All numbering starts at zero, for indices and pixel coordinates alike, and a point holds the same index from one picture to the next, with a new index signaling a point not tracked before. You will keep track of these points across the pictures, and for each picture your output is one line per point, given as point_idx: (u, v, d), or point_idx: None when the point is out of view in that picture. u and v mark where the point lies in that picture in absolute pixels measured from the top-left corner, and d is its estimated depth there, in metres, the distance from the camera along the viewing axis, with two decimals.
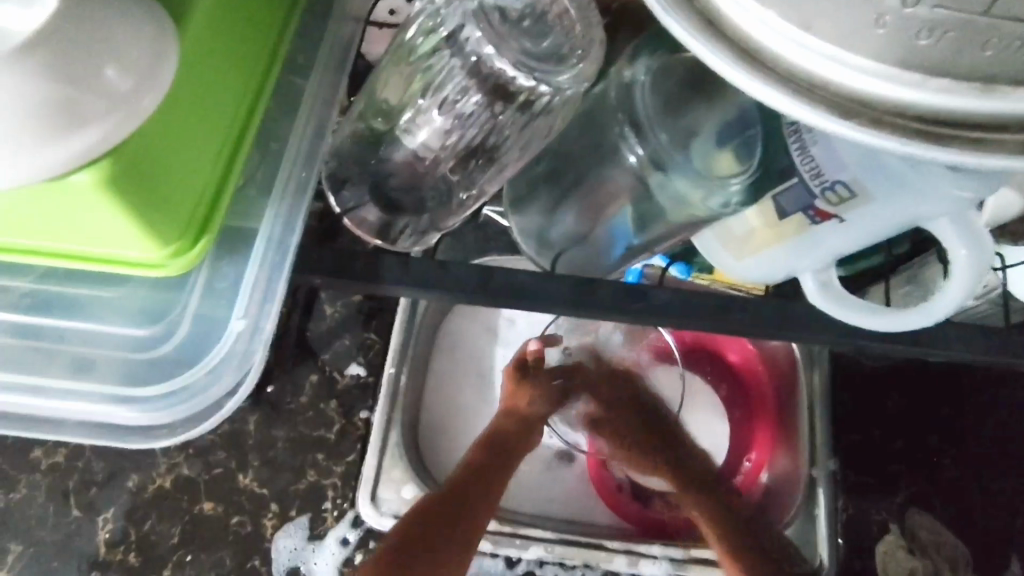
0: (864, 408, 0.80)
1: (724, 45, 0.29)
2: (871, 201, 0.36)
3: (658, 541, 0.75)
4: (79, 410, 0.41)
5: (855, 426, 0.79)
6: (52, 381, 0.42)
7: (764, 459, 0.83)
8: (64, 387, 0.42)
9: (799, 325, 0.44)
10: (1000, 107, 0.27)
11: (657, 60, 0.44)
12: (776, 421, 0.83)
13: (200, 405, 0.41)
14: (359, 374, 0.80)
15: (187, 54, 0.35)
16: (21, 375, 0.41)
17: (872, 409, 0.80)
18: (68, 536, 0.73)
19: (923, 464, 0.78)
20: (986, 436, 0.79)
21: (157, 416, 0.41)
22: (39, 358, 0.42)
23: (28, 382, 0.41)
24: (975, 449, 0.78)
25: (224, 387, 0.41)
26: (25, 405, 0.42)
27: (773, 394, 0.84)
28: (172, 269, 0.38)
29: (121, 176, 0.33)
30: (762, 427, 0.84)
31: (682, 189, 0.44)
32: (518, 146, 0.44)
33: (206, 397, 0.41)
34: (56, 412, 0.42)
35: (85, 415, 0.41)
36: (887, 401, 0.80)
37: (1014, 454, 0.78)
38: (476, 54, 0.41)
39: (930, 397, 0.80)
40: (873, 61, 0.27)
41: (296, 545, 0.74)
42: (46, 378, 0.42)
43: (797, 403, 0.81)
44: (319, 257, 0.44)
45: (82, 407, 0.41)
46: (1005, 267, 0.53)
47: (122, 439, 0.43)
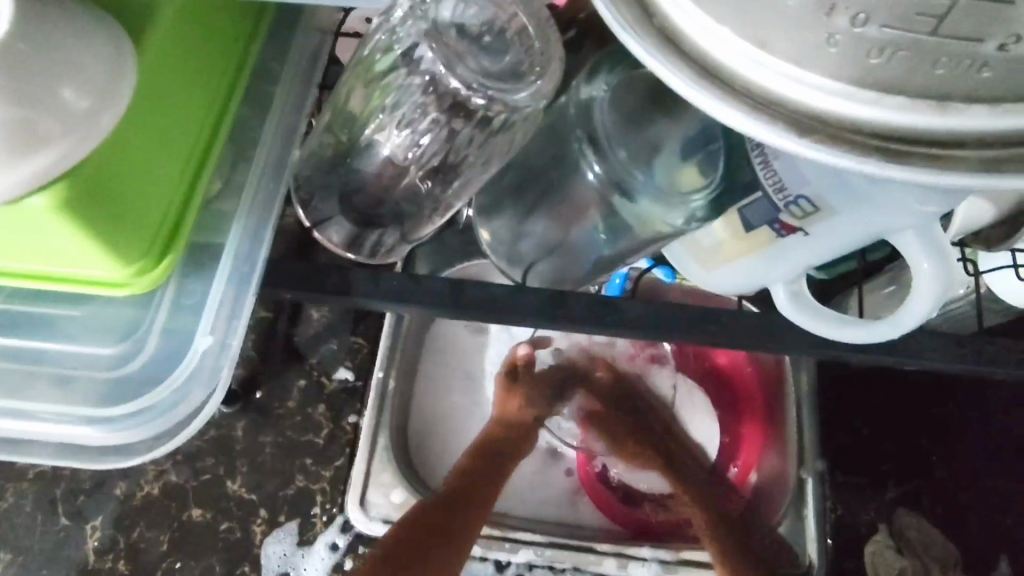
0: (852, 408, 0.81)
1: (683, 61, 0.29)
2: (834, 215, 0.36)
3: (647, 542, 0.75)
4: (55, 432, 0.41)
5: (842, 425, 0.80)
6: (27, 402, 0.42)
7: (753, 459, 0.81)
8: (33, 408, 0.42)
9: (774, 334, 0.43)
10: (957, 124, 0.26)
11: (618, 76, 0.42)
12: (766, 423, 0.82)
13: (167, 424, 0.41)
14: (347, 378, 0.82)
15: (144, 71, 0.35)
16: None
17: (858, 409, 0.81)
18: (56, 545, 0.74)
19: (911, 464, 0.78)
20: (973, 435, 0.80)
21: (130, 434, 0.41)
22: (13, 377, 0.42)
23: (5, 404, 0.42)
24: (960, 450, 0.79)
25: (192, 405, 0.41)
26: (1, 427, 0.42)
27: (761, 393, 0.83)
28: (137, 287, 0.38)
29: (79, 197, 0.33)
30: (751, 426, 0.83)
31: (645, 209, 0.44)
32: (481, 161, 0.42)
33: (172, 416, 0.41)
34: (33, 434, 0.42)
35: (60, 437, 0.41)
36: (873, 403, 0.81)
37: (1001, 452, 0.79)
38: (432, 74, 0.38)
39: (917, 399, 0.81)
40: (828, 79, 0.27)
41: (285, 551, 0.75)
42: (21, 399, 0.42)
43: (786, 401, 0.80)
44: (288, 272, 0.43)
45: (58, 429, 0.41)
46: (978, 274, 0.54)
47: (97, 459, 0.43)
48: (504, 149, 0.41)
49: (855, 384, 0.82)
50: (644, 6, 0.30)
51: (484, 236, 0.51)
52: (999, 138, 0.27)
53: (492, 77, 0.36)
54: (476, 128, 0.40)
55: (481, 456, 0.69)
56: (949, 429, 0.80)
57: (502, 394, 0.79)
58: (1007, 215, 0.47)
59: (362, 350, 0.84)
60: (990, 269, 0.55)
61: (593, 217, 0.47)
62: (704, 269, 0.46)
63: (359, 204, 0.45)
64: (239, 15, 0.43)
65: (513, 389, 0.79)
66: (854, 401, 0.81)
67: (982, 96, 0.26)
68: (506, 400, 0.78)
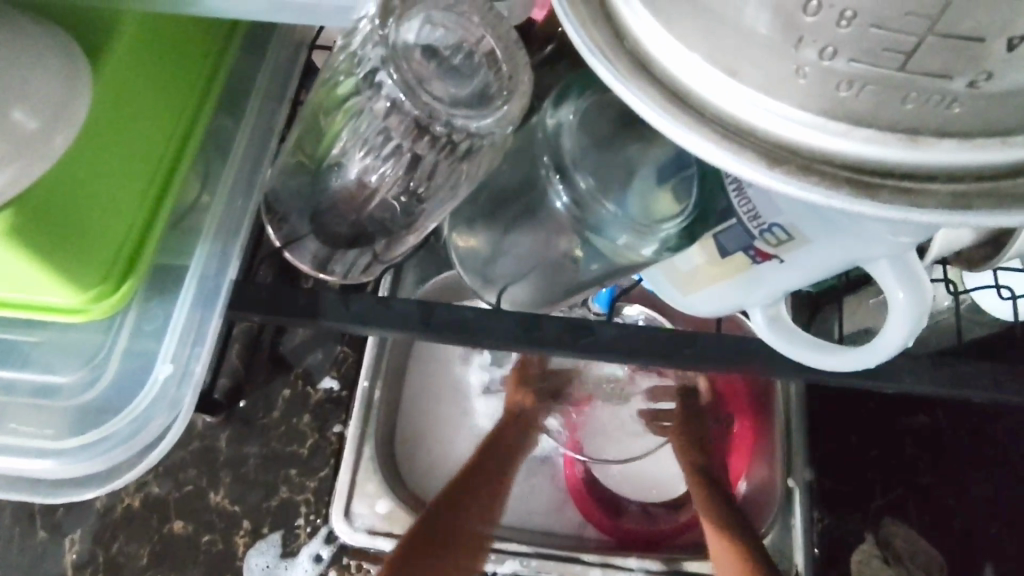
0: (842, 418, 0.81)
1: (653, 88, 0.28)
2: (809, 244, 0.35)
3: (634, 551, 0.75)
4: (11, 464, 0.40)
5: (830, 435, 0.80)
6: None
7: (741, 468, 0.81)
8: None
9: (752, 356, 0.43)
10: (926, 159, 0.26)
11: (587, 100, 0.43)
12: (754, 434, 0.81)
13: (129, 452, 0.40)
14: (333, 388, 0.81)
15: (101, 91, 0.34)
16: None
17: (847, 417, 0.80)
18: (36, 558, 0.74)
19: (895, 472, 0.78)
20: (963, 442, 0.79)
21: (92, 465, 0.40)
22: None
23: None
24: (948, 457, 0.78)
25: (154, 432, 0.40)
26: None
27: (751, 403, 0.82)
28: (95, 314, 0.37)
29: (29, 222, 0.32)
30: (740, 437, 0.83)
31: (619, 238, 0.42)
32: (449, 185, 0.40)
33: (133, 444, 0.40)
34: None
35: (16, 470, 0.40)
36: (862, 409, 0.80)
37: (995, 457, 0.78)
38: (392, 100, 0.36)
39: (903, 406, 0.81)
40: (798, 111, 0.26)
41: (268, 563, 0.74)
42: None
43: (774, 406, 0.81)
44: (253, 291, 0.42)
45: (19, 460, 0.40)
46: (960, 290, 0.54)
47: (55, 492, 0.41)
48: (472, 172, 0.40)
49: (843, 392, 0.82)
50: (615, 31, 0.29)
51: (462, 246, 0.49)
52: (965, 173, 0.26)
53: (461, 100, 0.35)
54: (441, 153, 0.38)
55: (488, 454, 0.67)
56: (940, 437, 0.79)
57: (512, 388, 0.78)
58: (989, 234, 0.47)
59: (349, 359, 0.83)
60: (974, 288, 0.55)
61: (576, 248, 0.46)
62: (681, 292, 0.45)
63: (331, 224, 0.43)
64: (209, 30, 0.42)
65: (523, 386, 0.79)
66: (843, 412, 0.81)
67: (950, 131, 0.25)
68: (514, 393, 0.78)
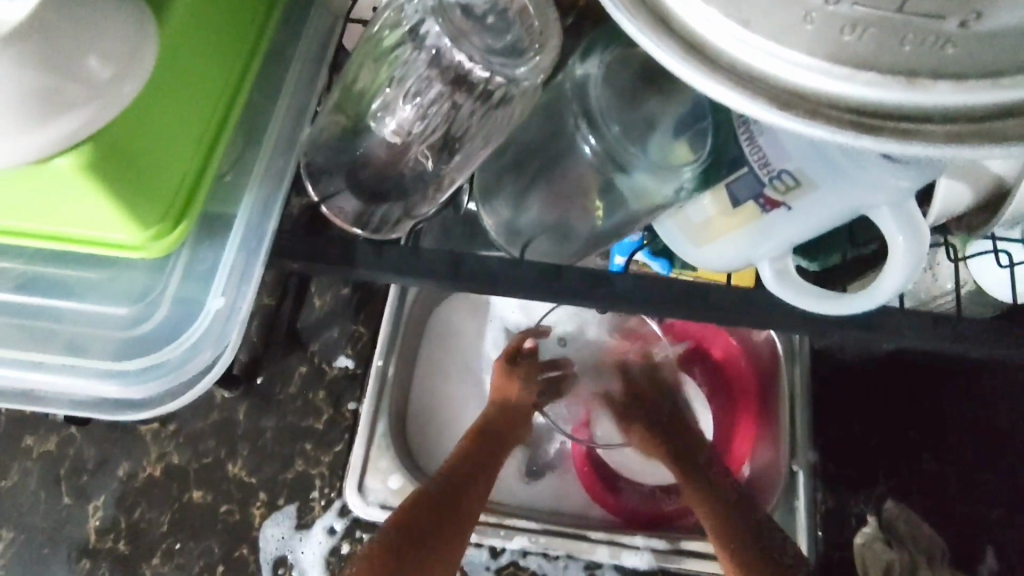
0: (844, 401, 0.87)
1: (672, 40, 0.31)
2: (815, 188, 0.39)
3: (641, 531, 0.82)
4: (69, 383, 0.44)
5: (836, 420, 0.86)
6: (46, 357, 0.43)
7: (745, 452, 0.86)
8: (51, 361, 0.43)
9: (759, 311, 0.46)
10: (924, 100, 0.28)
11: (613, 53, 0.46)
12: (760, 414, 0.87)
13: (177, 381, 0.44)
14: (348, 365, 0.91)
15: (166, 44, 0.37)
16: (11, 350, 0.43)
17: (849, 402, 0.86)
18: (59, 523, 0.84)
19: (897, 456, 0.84)
20: (963, 424, 0.84)
21: (146, 388, 0.43)
22: (31, 331, 0.44)
23: (19, 357, 0.43)
24: (954, 442, 0.83)
25: (201, 363, 0.43)
26: (16, 378, 0.44)
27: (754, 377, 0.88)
28: (154, 251, 0.40)
29: (104, 161, 0.35)
30: (745, 417, 0.88)
31: (643, 182, 0.46)
32: (481, 139, 0.46)
33: (184, 373, 0.43)
34: (48, 384, 0.44)
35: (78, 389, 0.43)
36: (860, 394, 0.86)
37: (997, 444, 0.82)
38: (437, 48, 0.43)
39: (904, 391, 0.86)
40: (805, 55, 0.29)
41: (283, 534, 0.84)
42: (40, 353, 0.43)
43: (778, 384, 0.85)
44: (293, 243, 0.45)
45: (79, 381, 0.43)
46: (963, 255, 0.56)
47: (110, 414, 0.45)
48: (503, 123, 0.45)
49: (844, 378, 0.87)
50: None
51: (491, 226, 0.53)
52: (959, 114, 0.29)
53: (493, 55, 0.41)
54: (477, 102, 0.44)
55: (476, 450, 0.68)
56: (939, 421, 0.84)
57: (501, 378, 0.78)
58: (984, 198, 0.50)
59: (362, 337, 0.93)
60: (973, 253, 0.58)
61: (596, 212, 0.50)
62: (693, 246, 0.47)
63: (365, 179, 0.48)
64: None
65: (512, 374, 0.79)
66: (846, 394, 0.87)
67: (946, 72, 0.28)
68: (505, 385, 0.78)
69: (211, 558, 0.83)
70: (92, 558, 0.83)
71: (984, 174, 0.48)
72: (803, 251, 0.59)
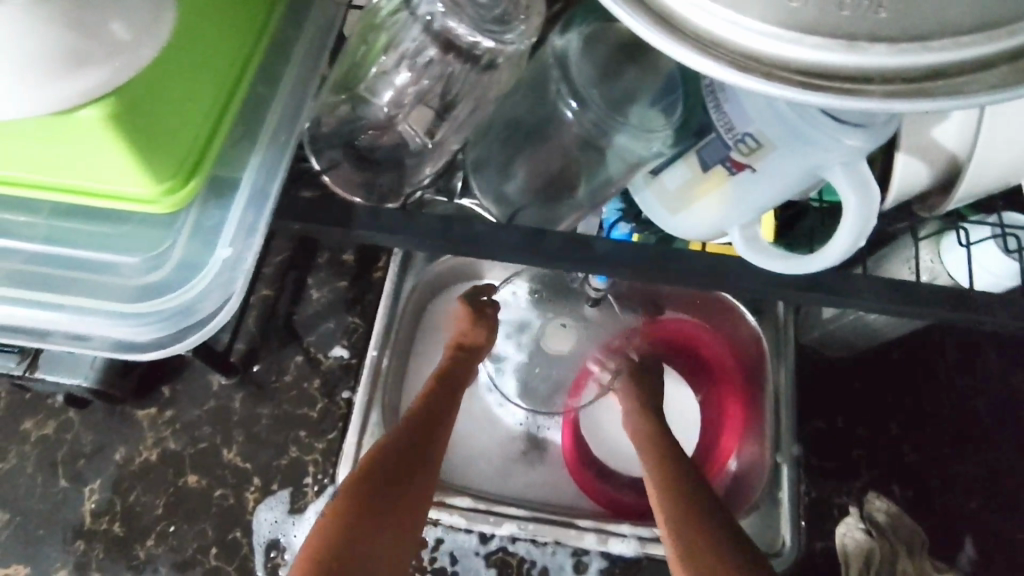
0: (827, 395, 0.93)
1: (644, 12, 0.35)
2: (775, 149, 0.44)
3: (628, 520, 0.85)
4: (88, 323, 0.48)
5: (821, 412, 0.92)
6: (71, 299, 0.48)
7: (732, 446, 0.89)
8: (77, 304, 0.48)
9: (729, 277, 0.49)
10: (862, 61, 0.32)
11: (590, 28, 0.51)
12: (744, 406, 0.90)
13: (193, 318, 0.48)
14: (343, 355, 0.95)
15: (181, 14, 0.40)
16: (42, 293, 0.48)
17: (833, 397, 0.92)
18: (56, 504, 0.89)
19: (880, 450, 0.90)
20: (942, 416, 0.91)
21: (166, 324, 0.48)
22: (56, 279, 0.48)
23: (50, 300, 0.48)
24: (927, 437, 0.90)
25: (215, 302, 0.48)
26: (38, 318, 0.48)
27: (739, 369, 0.92)
28: (165, 206, 0.43)
29: (124, 114, 0.38)
30: (732, 411, 0.91)
31: (625, 146, 0.51)
32: (470, 98, 0.51)
33: (200, 311, 0.48)
34: (69, 324, 0.49)
35: (106, 327, 0.48)
36: (847, 391, 0.92)
37: (968, 437, 0.90)
38: (430, 14, 0.47)
39: (887, 387, 0.92)
40: (759, 22, 0.32)
41: (276, 518, 0.88)
42: (66, 296, 0.48)
43: (764, 378, 0.89)
44: (296, 203, 0.49)
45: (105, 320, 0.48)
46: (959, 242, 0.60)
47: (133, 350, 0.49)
48: (496, 83, 0.50)
49: (829, 376, 0.93)
50: None
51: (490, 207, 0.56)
52: (897, 75, 0.33)
53: (485, 24, 0.45)
54: (467, 65, 0.49)
55: (443, 386, 0.75)
56: (917, 416, 0.91)
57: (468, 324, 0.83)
58: (945, 174, 0.54)
59: (359, 329, 0.97)
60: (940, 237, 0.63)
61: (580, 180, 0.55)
62: (670, 214, 0.52)
63: (361, 148, 0.53)
64: None
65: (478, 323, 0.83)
66: (829, 389, 0.93)
67: (882, 36, 0.31)
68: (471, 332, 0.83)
69: (205, 541, 0.87)
70: (88, 538, 0.87)
71: (939, 150, 0.52)
72: (785, 242, 0.63)
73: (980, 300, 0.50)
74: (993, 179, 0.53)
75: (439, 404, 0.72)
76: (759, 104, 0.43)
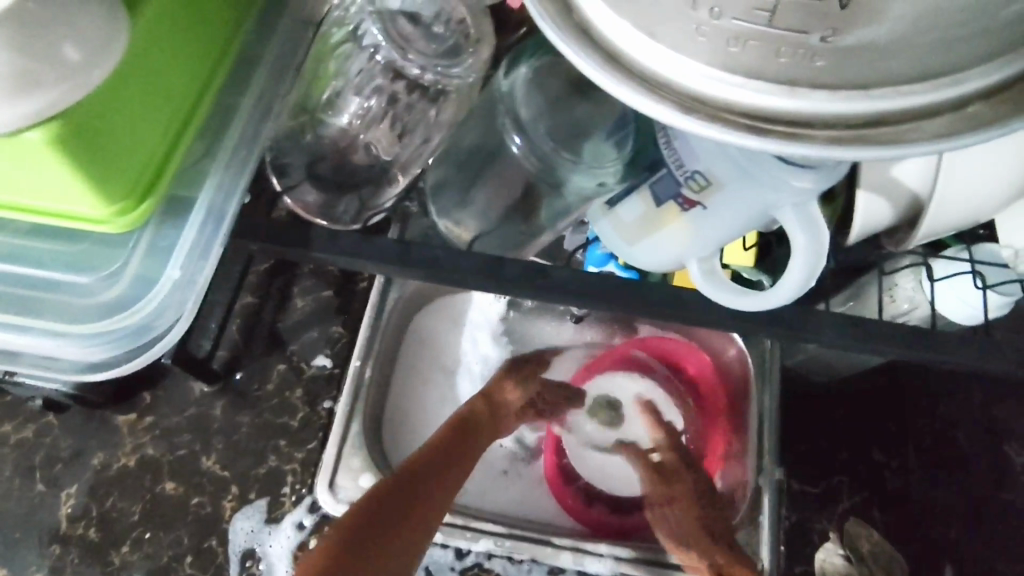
0: (809, 418, 0.90)
1: (591, 48, 0.35)
2: (725, 189, 0.45)
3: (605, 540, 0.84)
4: (40, 345, 0.48)
5: (805, 435, 0.89)
6: (22, 320, 0.47)
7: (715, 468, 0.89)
8: (26, 324, 0.47)
9: (690, 306, 0.49)
10: (803, 106, 0.32)
11: (541, 62, 0.54)
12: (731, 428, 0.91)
13: (145, 340, 0.48)
14: (325, 365, 0.93)
15: (139, 33, 0.40)
16: None
17: (815, 419, 0.90)
18: (32, 508, 0.86)
19: (863, 476, 0.86)
20: (925, 440, 0.88)
21: (115, 348, 0.48)
22: (9, 299, 0.48)
23: (1, 320, 0.47)
24: (912, 465, 0.87)
25: (166, 323, 0.48)
26: None
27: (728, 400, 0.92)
28: (119, 226, 0.43)
29: (71, 136, 0.38)
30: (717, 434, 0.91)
31: (582, 184, 0.54)
32: (421, 128, 0.56)
33: (151, 332, 0.48)
34: (18, 345, 0.48)
35: (55, 349, 0.48)
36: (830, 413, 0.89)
37: (944, 461, 0.87)
38: (377, 50, 0.52)
39: (872, 408, 0.90)
40: (700, 64, 0.32)
41: (253, 527, 0.85)
42: (17, 317, 0.47)
43: (750, 406, 0.89)
44: (256, 227, 0.49)
45: (53, 341, 0.47)
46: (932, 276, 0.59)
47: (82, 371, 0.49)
48: (441, 119, 0.55)
49: (810, 398, 0.91)
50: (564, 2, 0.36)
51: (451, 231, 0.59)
52: (838, 120, 0.33)
53: (435, 58, 0.50)
54: (417, 94, 0.54)
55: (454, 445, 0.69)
56: (900, 438, 0.88)
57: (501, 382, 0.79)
58: (911, 211, 0.54)
59: (341, 339, 0.94)
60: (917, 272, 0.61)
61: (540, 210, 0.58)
62: (626, 243, 0.53)
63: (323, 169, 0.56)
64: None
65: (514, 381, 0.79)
66: (811, 410, 0.90)
67: (822, 83, 0.31)
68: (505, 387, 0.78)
69: (179, 549, 0.84)
70: (62, 544, 0.84)
71: (900, 187, 0.52)
72: (764, 267, 0.63)
73: (941, 336, 0.50)
74: (958, 217, 0.52)
75: (453, 461, 0.67)
76: (705, 145, 0.45)
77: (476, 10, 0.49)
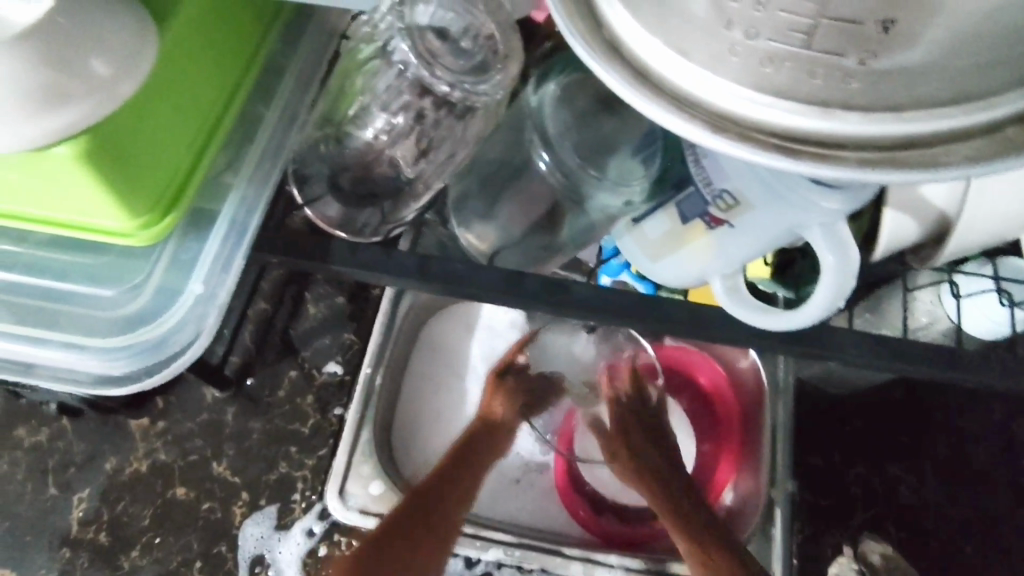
0: (823, 433, 0.89)
1: (621, 65, 0.34)
2: (753, 208, 0.46)
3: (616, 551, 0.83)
4: (64, 357, 0.48)
5: (818, 449, 0.88)
6: (47, 331, 0.48)
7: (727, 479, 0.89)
8: (52, 335, 0.48)
9: (712, 321, 0.49)
10: (837, 127, 0.31)
11: (568, 79, 0.54)
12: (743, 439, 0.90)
13: (163, 354, 0.48)
14: (337, 372, 0.93)
15: (167, 46, 0.40)
16: (21, 324, 0.48)
17: (828, 434, 0.89)
18: (44, 511, 0.86)
19: (878, 491, 0.85)
20: (940, 455, 0.87)
21: (134, 361, 0.48)
22: (35, 311, 0.49)
23: (28, 331, 0.48)
24: (929, 480, 0.86)
25: (186, 338, 0.48)
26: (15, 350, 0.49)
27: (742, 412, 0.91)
28: (141, 240, 0.43)
29: (96, 149, 0.38)
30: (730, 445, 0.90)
31: (605, 201, 0.54)
32: (448, 144, 0.53)
33: (170, 347, 0.48)
34: (44, 356, 0.49)
35: (78, 361, 0.48)
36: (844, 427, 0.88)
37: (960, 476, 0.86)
38: (402, 62, 0.49)
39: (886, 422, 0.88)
40: (732, 82, 0.32)
41: (262, 533, 0.85)
42: (42, 328, 0.48)
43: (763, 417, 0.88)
44: (276, 239, 0.49)
45: (76, 353, 0.48)
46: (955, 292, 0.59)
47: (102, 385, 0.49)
48: (462, 135, 0.53)
49: (824, 412, 0.90)
50: (593, 20, 0.36)
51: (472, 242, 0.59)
52: (871, 142, 0.32)
53: (463, 74, 0.48)
54: (442, 109, 0.51)
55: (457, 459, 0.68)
56: (915, 452, 0.87)
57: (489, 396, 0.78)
58: (937, 227, 0.53)
59: (353, 346, 0.94)
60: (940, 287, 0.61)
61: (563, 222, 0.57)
62: (651, 259, 0.54)
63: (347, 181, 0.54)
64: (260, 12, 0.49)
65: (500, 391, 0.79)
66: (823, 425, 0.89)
67: (856, 104, 0.31)
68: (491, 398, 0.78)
69: (189, 555, 0.84)
70: (73, 548, 0.84)
71: (929, 207, 0.52)
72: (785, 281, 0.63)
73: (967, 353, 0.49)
74: (985, 235, 0.52)
75: (458, 473, 0.66)
76: (734, 163, 0.46)
77: (505, 25, 0.47)
